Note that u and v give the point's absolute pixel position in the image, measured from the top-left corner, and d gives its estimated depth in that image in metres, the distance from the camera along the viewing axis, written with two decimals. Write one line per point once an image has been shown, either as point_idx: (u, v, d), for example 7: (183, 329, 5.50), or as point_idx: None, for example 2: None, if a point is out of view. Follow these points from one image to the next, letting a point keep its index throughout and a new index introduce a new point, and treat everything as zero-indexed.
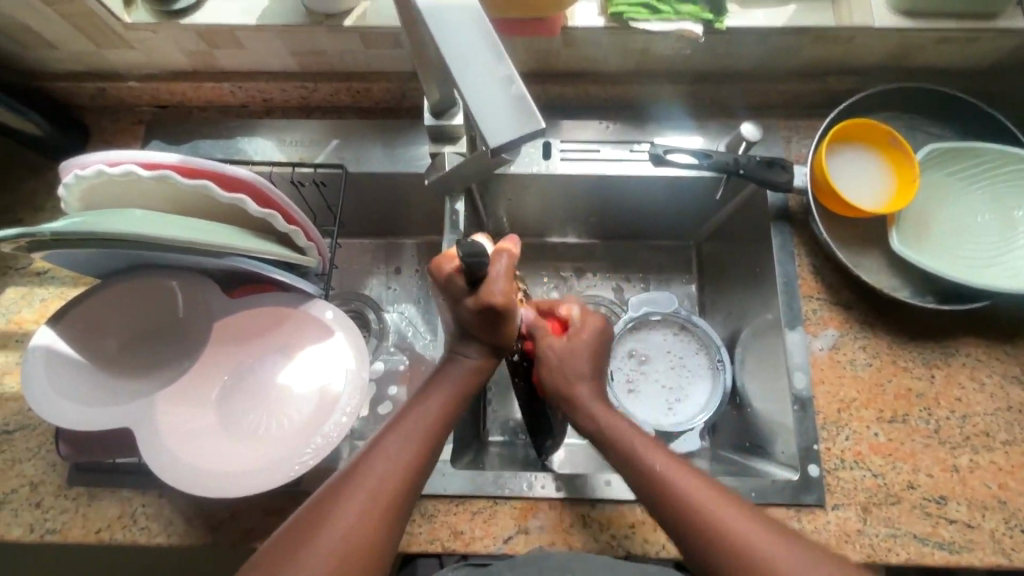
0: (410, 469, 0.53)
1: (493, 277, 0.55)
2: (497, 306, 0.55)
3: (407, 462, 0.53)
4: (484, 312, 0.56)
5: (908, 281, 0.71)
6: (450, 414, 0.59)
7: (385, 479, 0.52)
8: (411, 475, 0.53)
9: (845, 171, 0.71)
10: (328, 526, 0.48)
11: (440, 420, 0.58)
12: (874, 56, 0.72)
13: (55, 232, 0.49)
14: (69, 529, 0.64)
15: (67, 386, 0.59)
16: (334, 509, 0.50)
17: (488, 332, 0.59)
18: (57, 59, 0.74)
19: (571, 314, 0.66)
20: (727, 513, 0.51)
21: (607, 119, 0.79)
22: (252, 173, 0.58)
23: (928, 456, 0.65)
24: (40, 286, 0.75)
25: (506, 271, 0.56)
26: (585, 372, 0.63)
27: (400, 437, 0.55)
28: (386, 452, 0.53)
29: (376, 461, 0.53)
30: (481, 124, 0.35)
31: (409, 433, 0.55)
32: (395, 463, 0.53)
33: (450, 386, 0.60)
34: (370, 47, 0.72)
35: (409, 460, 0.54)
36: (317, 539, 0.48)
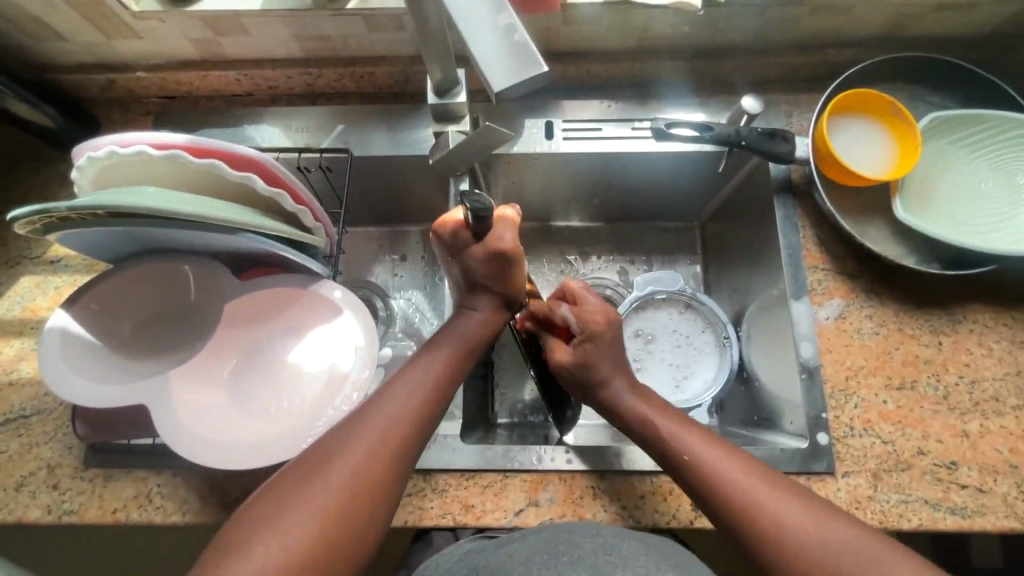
0: (415, 419, 0.55)
1: (500, 232, 0.60)
2: (506, 254, 0.60)
3: (413, 413, 0.55)
4: (492, 260, 0.61)
5: (913, 250, 0.71)
6: (456, 368, 0.60)
7: (389, 426, 0.53)
8: (414, 424, 0.54)
9: (845, 138, 0.71)
10: (335, 465, 0.50)
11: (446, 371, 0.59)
12: (873, 26, 0.72)
13: (73, 208, 0.50)
14: (86, 510, 0.65)
15: (84, 365, 0.60)
16: (340, 448, 0.51)
17: (497, 283, 0.63)
18: (67, 51, 0.76)
19: (569, 318, 0.65)
20: (761, 490, 0.52)
21: (608, 98, 0.79)
22: (260, 152, 0.59)
23: (937, 422, 0.65)
24: (53, 274, 0.76)
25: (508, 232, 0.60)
26: (612, 368, 0.63)
27: (405, 385, 0.56)
28: (390, 399, 0.55)
29: (380, 406, 0.54)
30: (484, 72, 0.36)
31: (414, 384, 0.57)
32: (400, 411, 0.54)
33: (454, 342, 0.62)
34: (372, 29, 0.73)
35: (414, 408, 0.55)
36: (323, 473, 0.49)
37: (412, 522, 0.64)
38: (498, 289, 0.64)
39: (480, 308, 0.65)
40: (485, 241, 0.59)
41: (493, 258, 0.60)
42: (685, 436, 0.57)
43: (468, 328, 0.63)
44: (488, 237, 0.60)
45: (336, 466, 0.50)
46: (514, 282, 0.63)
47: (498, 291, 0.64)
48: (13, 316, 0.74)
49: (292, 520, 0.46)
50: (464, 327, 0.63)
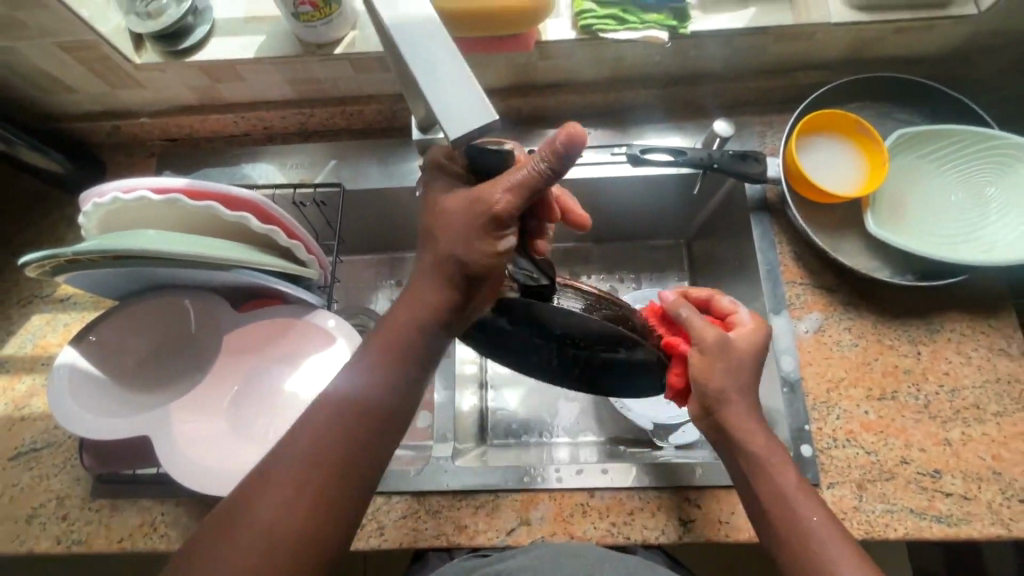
0: (375, 409, 0.51)
1: (507, 180, 0.47)
2: (490, 212, 0.47)
3: (370, 406, 0.51)
4: (466, 208, 0.49)
5: (888, 262, 0.72)
6: (414, 352, 0.52)
7: (343, 426, 0.50)
8: (370, 417, 0.51)
9: (817, 156, 0.74)
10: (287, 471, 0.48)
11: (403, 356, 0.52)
12: (838, 50, 0.75)
13: (80, 252, 0.54)
14: (93, 539, 0.68)
15: (91, 399, 0.63)
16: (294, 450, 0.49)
17: (462, 250, 0.49)
18: (75, 101, 0.80)
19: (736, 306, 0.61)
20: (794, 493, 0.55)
21: (588, 126, 0.83)
22: (254, 192, 0.62)
23: (919, 431, 0.66)
24: (63, 311, 0.80)
25: (524, 187, 0.46)
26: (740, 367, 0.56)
27: (364, 375, 0.51)
28: (346, 394, 0.51)
29: (336, 403, 0.51)
30: (440, 120, 0.39)
31: (373, 372, 0.51)
32: (355, 404, 0.50)
33: (408, 325, 0.52)
34: (360, 71, 0.77)
35: (371, 400, 0.51)
36: (275, 478, 0.48)
37: (407, 544, 0.65)
38: (461, 257, 0.49)
39: (440, 291, 0.51)
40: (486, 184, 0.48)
41: (472, 208, 0.48)
42: (797, 496, 0.54)
43: (424, 307, 0.52)
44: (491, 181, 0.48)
45: (287, 473, 0.48)
46: (478, 247, 0.49)
47: (459, 257, 0.50)
48: (25, 353, 0.77)
49: (250, 529, 0.46)
50: (426, 302, 0.51)
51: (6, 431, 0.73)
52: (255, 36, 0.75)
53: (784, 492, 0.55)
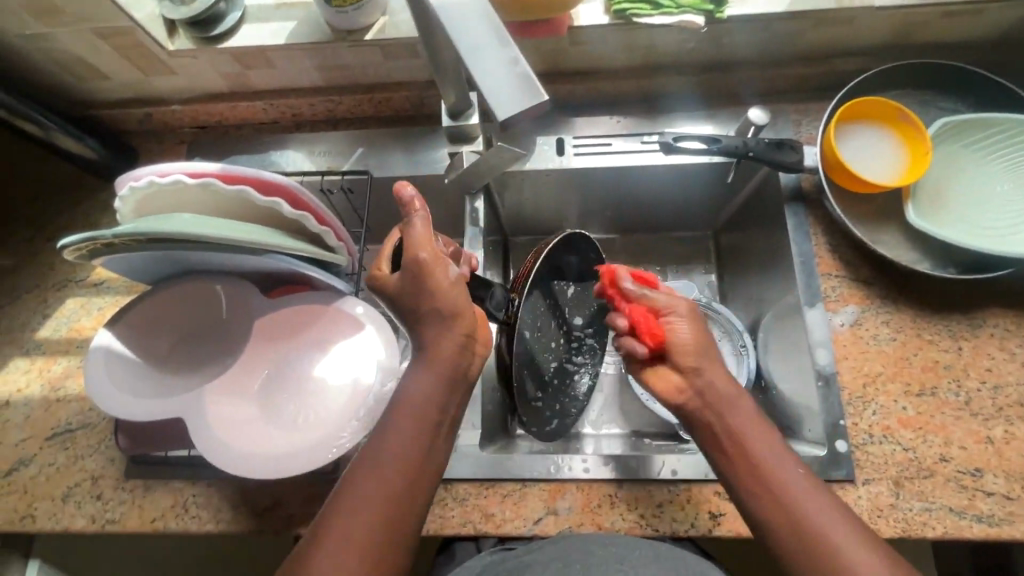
0: (429, 423, 0.55)
1: (411, 238, 0.56)
2: (420, 265, 0.55)
3: (423, 421, 0.55)
4: (407, 274, 0.56)
5: (929, 254, 0.70)
6: (451, 374, 0.57)
7: (406, 444, 0.54)
8: (426, 427, 0.55)
9: (855, 144, 0.72)
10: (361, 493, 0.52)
11: (442, 379, 0.56)
12: (880, 35, 0.73)
13: (118, 234, 0.54)
14: (127, 519, 0.69)
15: (126, 381, 0.64)
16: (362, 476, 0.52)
17: (428, 300, 0.56)
18: (109, 88, 0.81)
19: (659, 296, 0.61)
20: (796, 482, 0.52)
21: (617, 114, 0.81)
22: (286, 177, 0.62)
23: (960, 428, 0.64)
24: (97, 295, 0.81)
25: (426, 228, 0.56)
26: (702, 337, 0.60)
27: (412, 396, 0.56)
28: (399, 417, 0.55)
29: (393, 425, 0.55)
30: (490, 101, 0.38)
31: (421, 393, 0.56)
32: (411, 422, 0.55)
33: (436, 359, 0.56)
34: (390, 57, 0.77)
35: (424, 415, 0.55)
36: (351, 502, 0.51)
37: (433, 531, 0.65)
38: (434, 309, 0.56)
39: (439, 332, 0.57)
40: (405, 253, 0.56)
41: (410, 274, 0.56)
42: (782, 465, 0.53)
43: (441, 351, 0.56)
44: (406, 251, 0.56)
45: (360, 495, 0.51)
46: (439, 291, 0.56)
47: (438, 307, 0.57)
48: (60, 335, 0.79)
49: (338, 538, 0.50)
50: (437, 344, 0.57)
51: (42, 411, 0.75)
52: (286, 22, 0.75)
53: (787, 481, 0.52)
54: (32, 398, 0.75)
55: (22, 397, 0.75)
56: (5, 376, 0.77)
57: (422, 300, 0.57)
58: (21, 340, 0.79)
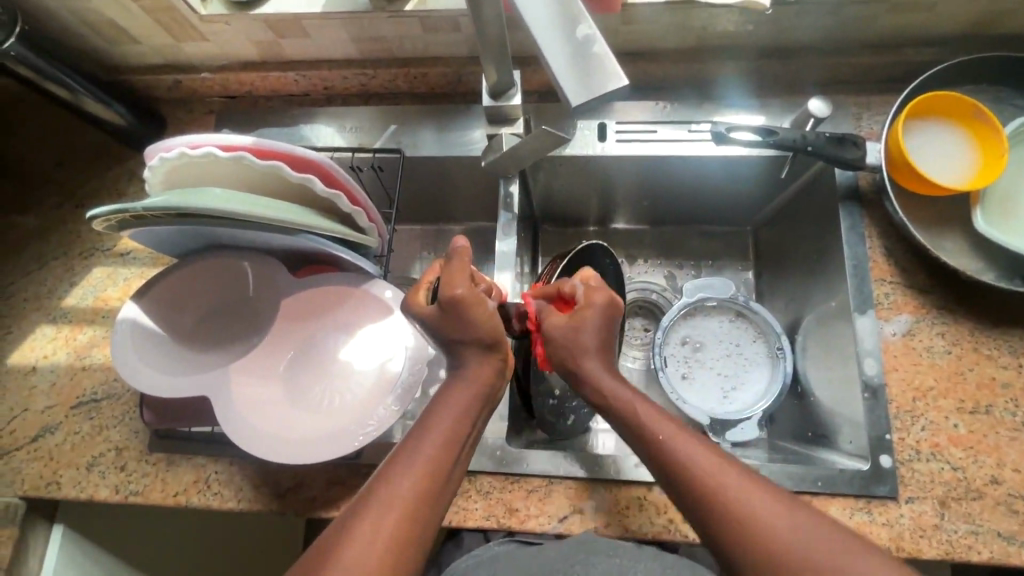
0: (458, 440, 0.53)
1: (452, 276, 0.56)
2: (460, 300, 0.55)
3: (453, 437, 0.53)
4: (445, 310, 0.55)
5: (993, 264, 0.66)
6: (484, 395, 0.56)
7: (440, 446, 0.52)
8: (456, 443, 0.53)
9: (922, 140, 0.67)
10: (385, 502, 0.48)
11: (475, 399, 0.55)
12: (959, 22, 0.68)
13: (148, 207, 0.53)
14: (150, 492, 0.69)
15: (152, 356, 0.63)
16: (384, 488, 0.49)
17: (468, 331, 0.56)
18: (140, 52, 0.79)
19: (576, 291, 0.61)
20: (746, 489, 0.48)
21: (663, 99, 0.77)
22: (319, 154, 0.60)
23: (1014, 450, 0.61)
24: (123, 266, 0.80)
25: (464, 267, 0.57)
26: (595, 347, 0.58)
27: (445, 409, 0.54)
28: (430, 432, 0.53)
29: (423, 439, 0.52)
30: (567, 85, 0.39)
31: (452, 412, 0.54)
32: (443, 437, 0.53)
33: (471, 381, 0.56)
34: (429, 31, 0.73)
35: (455, 432, 0.53)
36: (370, 512, 0.48)
37: (455, 524, 0.64)
38: (472, 338, 0.56)
39: (473, 357, 0.57)
40: (444, 289, 0.55)
41: (447, 310, 0.55)
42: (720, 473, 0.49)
43: (476, 374, 0.56)
44: (444, 286, 0.56)
45: (382, 501, 0.48)
46: (479, 323, 0.56)
47: (477, 335, 0.56)
48: (86, 305, 0.78)
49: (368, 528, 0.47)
50: (472, 369, 0.56)
51: (68, 379, 0.74)
52: None
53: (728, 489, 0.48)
54: (58, 365, 0.75)
55: (48, 364, 0.75)
56: (32, 342, 0.77)
57: (467, 330, 0.56)
58: (48, 306, 0.78)
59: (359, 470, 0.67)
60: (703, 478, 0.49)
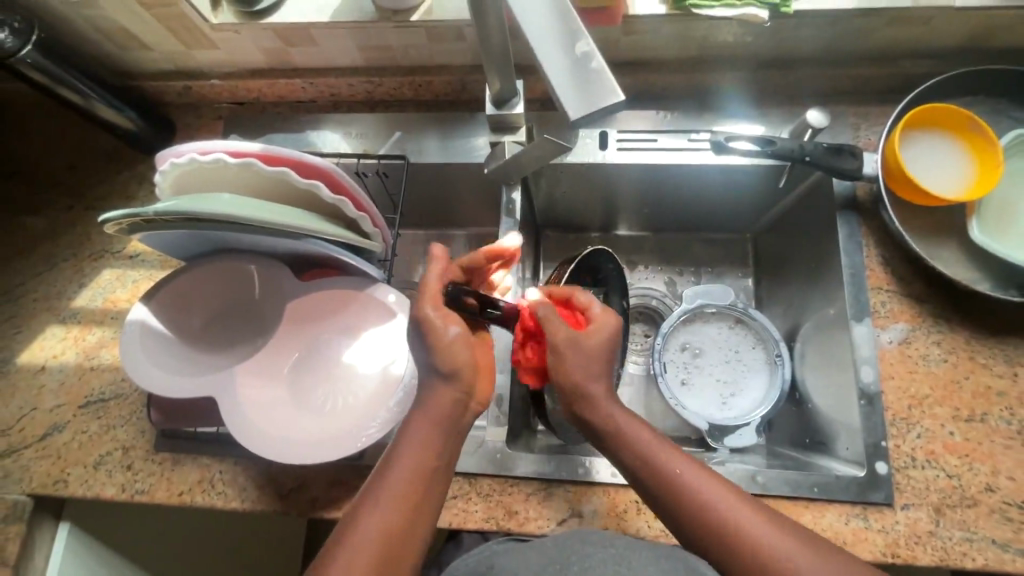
0: (430, 460, 0.55)
1: (424, 293, 0.59)
2: (425, 320, 0.58)
3: (421, 471, 0.55)
4: (414, 328, 0.59)
5: (989, 274, 0.67)
6: (448, 425, 0.57)
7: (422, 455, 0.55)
8: (425, 477, 0.55)
9: (919, 152, 0.68)
10: (372, 511, 0.52)
11: (438, 430, 0.56)
12: (956, 36, 0.69)
13: (159, 212, 0.54)
14: (156, 491, 0.70)
15: (159, 357, 0.64)
16: (355, 528, 0.51)
17: (430, 356, 0.58)
18: (151, 59, 0.81)
19: (591, 304, 0.62)
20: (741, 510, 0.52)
21: (664, 109, 0.78)
22: (325, 161, 0.61)
23: (1009, 458, 0.61)
24: (132, 267, 0.81)
25: (436, 286, 0.60)
26: (602, 371, 0.59)
27: (423, 420, 0.57)
28: (398, 467, 0.54)
29: (391, 477, 0.54)
30: (568, 99, 0.40)
31: (419, 446, 0.55)
32: (410, 473, 0.54)
33: (434, 412, 0.57)
34: (434, 40, 0.75)
35: (422, 467, 0.55)
36: (351, 539, 0.51)
37: (455, 525, 0.65)
38: (434, 365, 0.57)
39: (434, 386, 0.58)
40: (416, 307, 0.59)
41: (419, 330, 0.58)
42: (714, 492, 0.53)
43: (437, 404, 0.57)
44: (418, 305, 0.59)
45: (374, 511, 0.52)
46: (439, 350, 0.57)
47: (440, 358, 0.57)
48: (95, 306, 0.79)
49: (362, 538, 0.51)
50: (433, 400, 0.57)
51: (76, 379, 0.76)
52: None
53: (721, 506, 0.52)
54: (67, 365, 0.77)
55: (57, 364, 0.77)
56: (41, 342, 0.78)
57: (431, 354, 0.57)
58: (58, 307, 0.80)
59: (361, 472, 0.68)
60: (693, 493, 0.53)
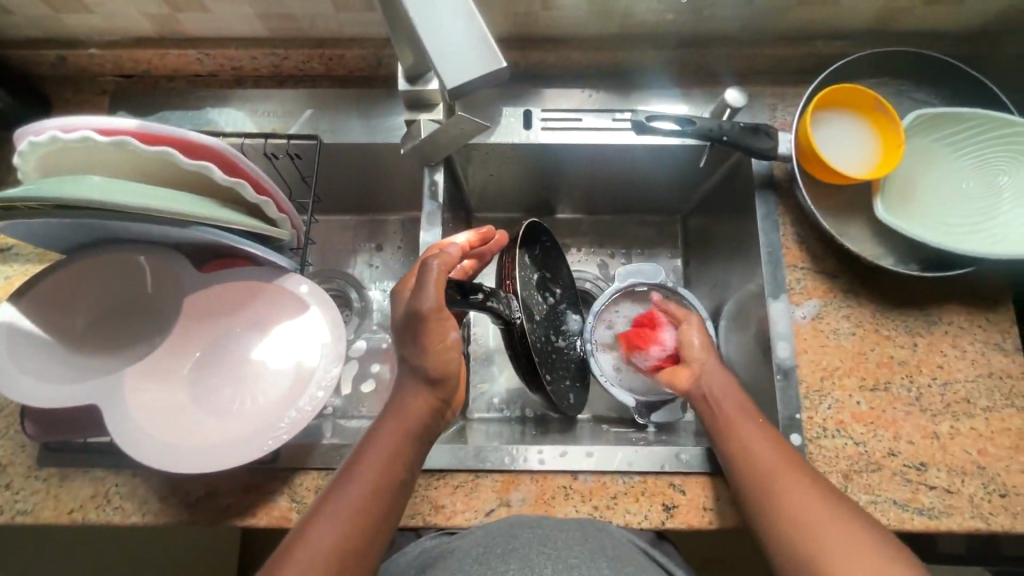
0: (398, 460, 0.54)
1: (420, 289, 0.55)
2: (422, 316, 0.54)
3: (387, 475, 0.53)
4: (408, 321, 0.56)
5: (892, 250, 0.70)
6: (418, 432, 0.56)
7: (389, 457, 0.54)
8: (388, 486, 0.53)
9: (829, 131, 0.70)
10: (335, 509, 0.51)
11: (407, 436, 0.55)
12: (860, 18, 0.71)
13: (8, 198, 0.47)
14: (40, 511, 0.63)
15: (31, 362, 0.57)
16: (313, 526, 0.50)
17: (418, 357, 0.56)
18: (15, 24, 0.71)
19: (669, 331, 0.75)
20: (783, 474, 0.55)
21: (589, 88, 0.77)
22: (217, 140, 0.55)
23: (909, 424, 0.65)
24: (3, 263, 0.72)
25: (440, 282, 0.55)
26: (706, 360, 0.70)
27: (392, 425, 0.56)
28: (358, 476, 0.53)
29: (356, 478, 0.52)
30: (452, 68, 0.42)
31: (381, 455, 0.54)
32: (371, 483, 0.52)
33: (404, 417, 0.56)
34: (342, 9, 0.70)
35: (384, 476, 0.53)
36: (309, 537, 0.49)
37: None
38: (420, 367, 0.56)
39: (414, 391, 0.57)
40: (411, 300, 0.55)
41: (411, 323, 0.55)
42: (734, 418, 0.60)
43: (410, 410, 0.56)
44: (413, 295, 0.55)
45: (336, 509, 0.51)
46: (432, 351, 0.56)
47: (426, 366, 0.56)
48: None
49: (319, 537, 0.49)
50: (407, 405, 0.56)
51: None
52: None
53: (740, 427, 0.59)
54: None
55: None
56: None
57: (412, 358, 0.57)
58: None
59: (276, 474, 0.64)
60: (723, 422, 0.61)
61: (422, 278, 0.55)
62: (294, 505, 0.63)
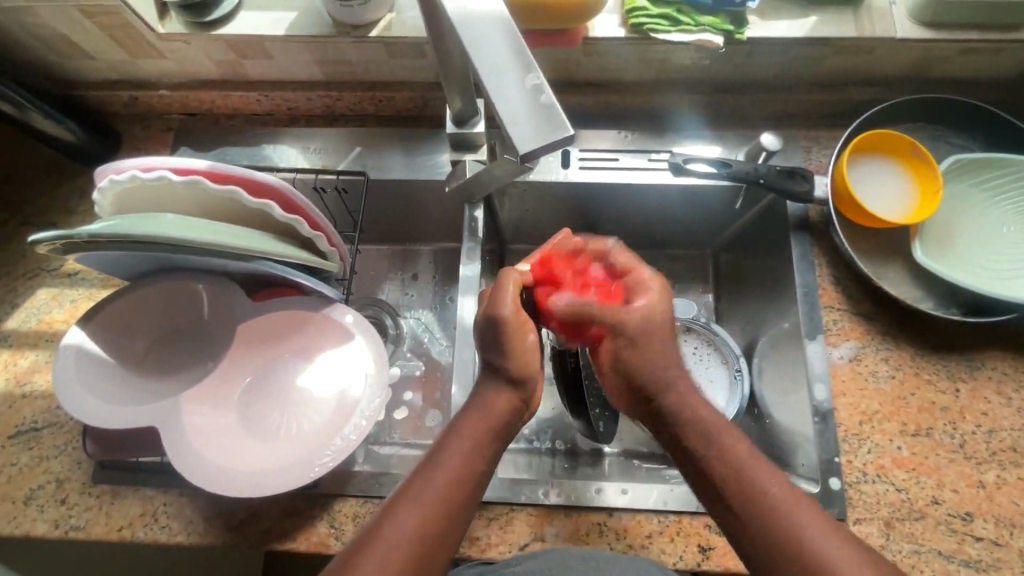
0: (476, 456, 0.55)
1: (500, 296, 0.58)
2: (501, 321, 0.57)
3: (466, 470, 0.54)
4: (486, 327, 0.58)
5: (932, 294, 0.70)
6: (497, 429, 0.57)
7: (469, 452, 0.55)
8: (461, 484, 0.54)
9: (869, 172, 0.71)
10: (416, 499, 0.52)
11: (487, 432, 0.56)
12: (895, 66, 0.73)
13: (92, 234, 0.51)
14: (92, 526, 0.65)
15: (97, 385, 0.60)
16: (395, 515, 0.51)
17: (501, 358, 0.58)
18: (96, 68, 0.77)
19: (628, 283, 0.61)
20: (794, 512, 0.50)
21: (624, 129, 0.80)
22: (278, 179, 0.59)
23: (952, 471, 0.64)
24: (70, 287, 0.77)
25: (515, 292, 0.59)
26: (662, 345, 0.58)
27: (475, 421, 0.57)
28: (438, 468, 0.54)
29: (437, 470, 0.54)
30: (517, 134, 0.38)
31: (461, 450, 0.55)
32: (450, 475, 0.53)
33: (486, 415, 0.57)
34: (394, 56, 0.74)
35: (463, 469, 0.54)
36: (390, 523, 0.51)
37: None
38: (502, 368, 0.58)
39: (495, 390, 0.58)
40: (489, 306, 0.58)
41: (491, 330, 0.58)
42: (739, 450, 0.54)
43: (492, 409, 0.57)
44: (491, 303, 0.58)
45: (418, 497, 0.52)
46: (513, 353, 0.57)
47: (508, 367, 0.58)
48: (29, 327, 0.74)
49: (399, 524, 0.51)
50: (488, 403, 0.57)
51: (5, 408, 0.71)
52: (289, 12, 0.72)
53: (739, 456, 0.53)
54: None
55: None
56: None
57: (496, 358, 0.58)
58: None
59: (316, 500, 0.66)
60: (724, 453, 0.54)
61: (500, 286, 0.59)
62: (333, 532, 0.64)
